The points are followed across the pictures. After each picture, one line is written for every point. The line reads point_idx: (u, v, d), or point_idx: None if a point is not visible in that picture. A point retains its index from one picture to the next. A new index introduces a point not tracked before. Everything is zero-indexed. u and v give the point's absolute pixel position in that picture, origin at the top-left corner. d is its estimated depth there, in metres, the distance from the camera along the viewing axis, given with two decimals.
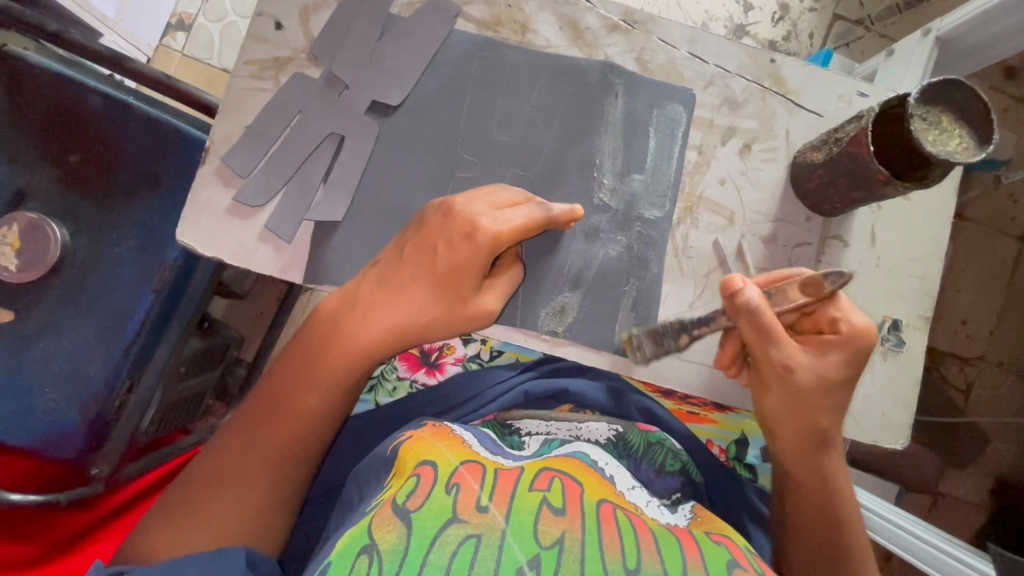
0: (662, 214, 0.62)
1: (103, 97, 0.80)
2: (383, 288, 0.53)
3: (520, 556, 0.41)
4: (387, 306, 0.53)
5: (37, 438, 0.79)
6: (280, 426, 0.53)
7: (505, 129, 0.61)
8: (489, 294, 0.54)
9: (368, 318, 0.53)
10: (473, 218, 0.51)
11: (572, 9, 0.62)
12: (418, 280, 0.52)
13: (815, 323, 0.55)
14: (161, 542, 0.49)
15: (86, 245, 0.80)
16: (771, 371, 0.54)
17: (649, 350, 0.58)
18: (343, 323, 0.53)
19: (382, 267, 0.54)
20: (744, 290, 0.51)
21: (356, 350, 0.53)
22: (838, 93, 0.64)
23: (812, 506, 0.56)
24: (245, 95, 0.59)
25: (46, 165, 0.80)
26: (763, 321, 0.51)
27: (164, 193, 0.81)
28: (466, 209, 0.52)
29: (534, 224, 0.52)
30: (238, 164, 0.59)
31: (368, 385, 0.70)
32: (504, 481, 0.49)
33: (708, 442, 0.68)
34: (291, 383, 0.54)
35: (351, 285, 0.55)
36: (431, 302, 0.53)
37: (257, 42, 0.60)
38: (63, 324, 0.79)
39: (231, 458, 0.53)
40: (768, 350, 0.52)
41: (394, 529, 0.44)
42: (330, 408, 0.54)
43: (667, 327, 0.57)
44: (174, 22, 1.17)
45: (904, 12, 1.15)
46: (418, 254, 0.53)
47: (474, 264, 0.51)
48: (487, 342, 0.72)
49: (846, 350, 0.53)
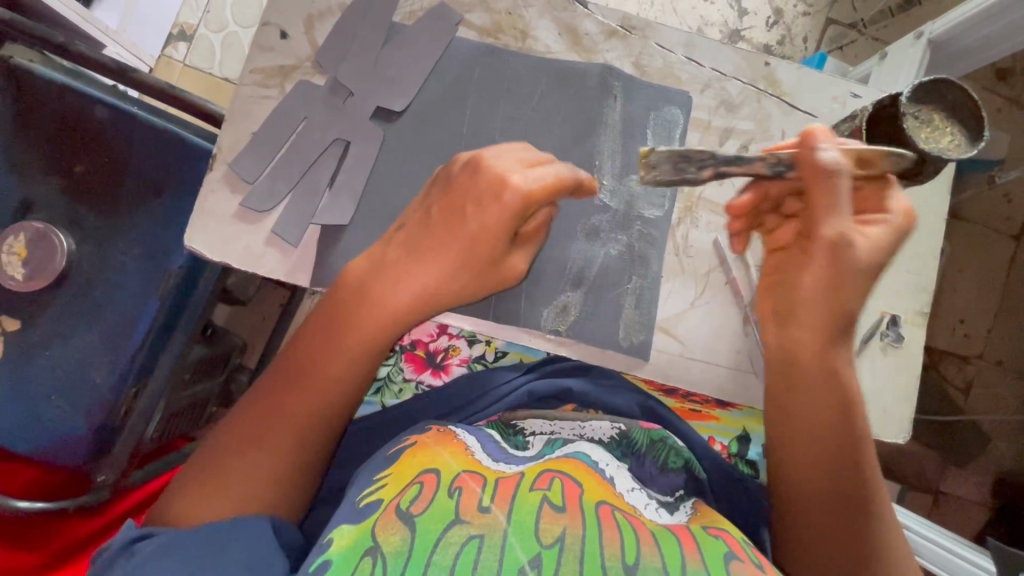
0: (661, 214, 0.63)
1: (108, 107, 0.81)
2: (410, 251, 0.53)
3: (522, 556, 0.41)
4: (414, 270, 0.53)
5: (43, 446, 0.79)
6: (307, 391, 0.53)
7: (507, 133, 0.62)
8: (517, 255, 0.55)
9: (397, 282, 0.53)
10: (503, 175, 0.50)
11: (571, 16, 0.63)
12: (447, 240, 0.52)
13: (860, 203, 0.54)
14: (185, 506, 0.50)
15: (92, 252, 0.80)
16: (822, 242, 0.51)
17: (665, 175, 0.51)
18: (373, 288, 0.53)
19: (409, 232, 0.54)
20: (826, 143, 0.49)
21: (389, 316, 0.53)
22: (832, 95, 0.65)
23: (813, 423, 0.53)
24: (251, 103, 0.60)
25: (53, 174, 0.81)
26: (830, 179, 0.49)
27: (169, 200, 0.82)
28: (494, 165, 0.51)
29: (561, 183, 0.50)
30: (244, 170, 0.60)
31: (374, 387, 0.71)
32: (506, 483, 0.49)
33: (710, 439, 0.68)
34: (321, 348, 0.54)
35: (378, 251, 0.55)
36: (457, 269, 0.53)
37: (263, 51, 0.61)
38: (69, 330, 0.80)
39: (257, 421, 0.53)
40: (833, 215, 0.50)
41: (398, 532, 0.44)
42: (355, 374, 0.54)
43: (697, 156, 0.50)
44: (176, 32, 1.18)
45: (897, 16, 1.16)
46: (444, 217, 0.52)
47: (502, 226, 0.51)
48: (492, 343, 0.72)
49: (888, 229, 0.51)
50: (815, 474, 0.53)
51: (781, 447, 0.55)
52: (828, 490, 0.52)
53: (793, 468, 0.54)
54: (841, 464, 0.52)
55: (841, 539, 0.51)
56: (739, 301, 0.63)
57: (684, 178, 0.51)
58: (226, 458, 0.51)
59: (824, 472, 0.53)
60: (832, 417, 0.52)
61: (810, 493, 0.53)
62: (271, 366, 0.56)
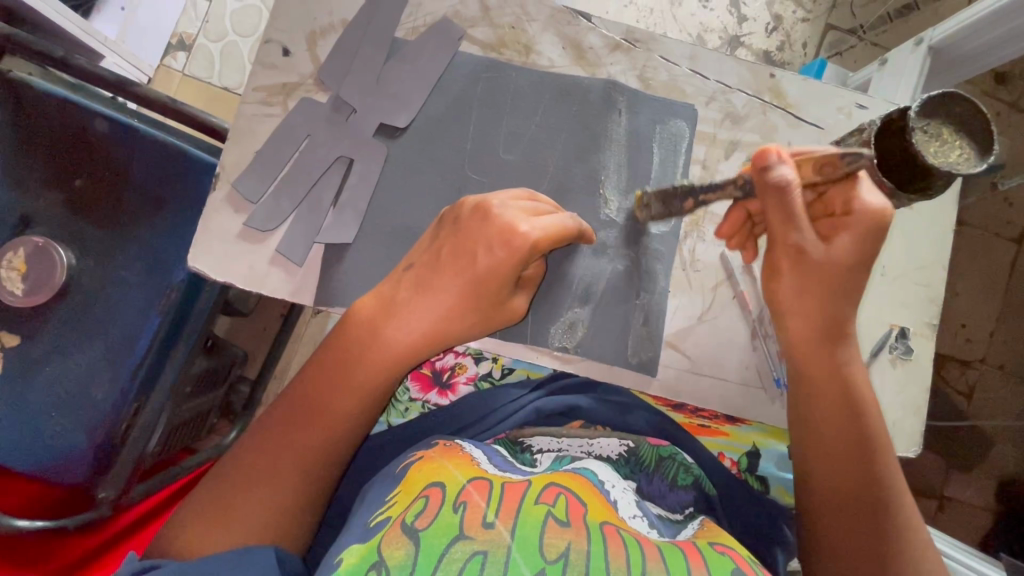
0: (668, 229, 0.62)
1: (108, 121, 0.80)
2: (419, 291, 0.54)
3: (526, 571, 0.41)
4: (424, 307, 0.54)
5: (45, 463, 0.78)
6: (316, 429, 0.54)
7: (511, 148, 0.61)
8: (518, 297, 0.56)
9: (407, 323, 0.54)
10: (512, 223, 0.52)
11: (575, 30, 0.63)
12: (457, 282, 0.53)
13: (828, 206, 0.55)
14: (186, 542, 0.50)
15: (92, 267, 0.80)
16: (785, 252, 0.55)
17: (656, 211, 0.59)
18: (385, 327, 0.54)
19: (418, 270, 0.55)
20: (778, 165, 0.50)
21: (396, 356, 0.54)
22: (837, 106, 0.65)
23: (831, 439, 0.55)
24: (254, 120, 0.60)
25: (52, 189, 0.80)
26: (785, 196, 0.51)
27: (169, 214, 0.81)
28: (503, 214, 0.53)
29: (565, 232, 0.54)
30: (248, 188, 0.59)
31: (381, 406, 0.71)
32: (510, 496, 0.49)
33: (720, 455, 0.68)
34: (334, 384, 0.54)
35: (387, 289, 0.56)
36: (465, 308, 0.54)
37: (265, 68, 0.60)
38: (69, 347, 0.79)
39: (263, 458, 0.53)
40: (790, 229, 0.53)
41: (402, 546, 0.44)
42: (364, 412, 0.55)
43: (677, 190, 0.57)
44: (174, 42, 1.18)
45: (895, 21, 1.17)
46: (454, 258, 0.54)
47: (510, 270, 0.53)
48: (498, 360, 0.71)
49: (853, 233, 0.53)
50: (835, 489, 0.54)
51: (799, 459, 0.57)
52: (849, 505, 0.53)
53: (814, 483, 0.56)
54: (861, 480, 0.54)
55: (863, 556, 0.52)
56: (747, 316, 0.62)
57: (672, 212, 0.59)
58: (233, 496, 0.52)
59: (845, 487, 0.54)
60: (851, 434, 0.55)
61: (846, 530, 0.53)
62: (276, 401, 0.57)
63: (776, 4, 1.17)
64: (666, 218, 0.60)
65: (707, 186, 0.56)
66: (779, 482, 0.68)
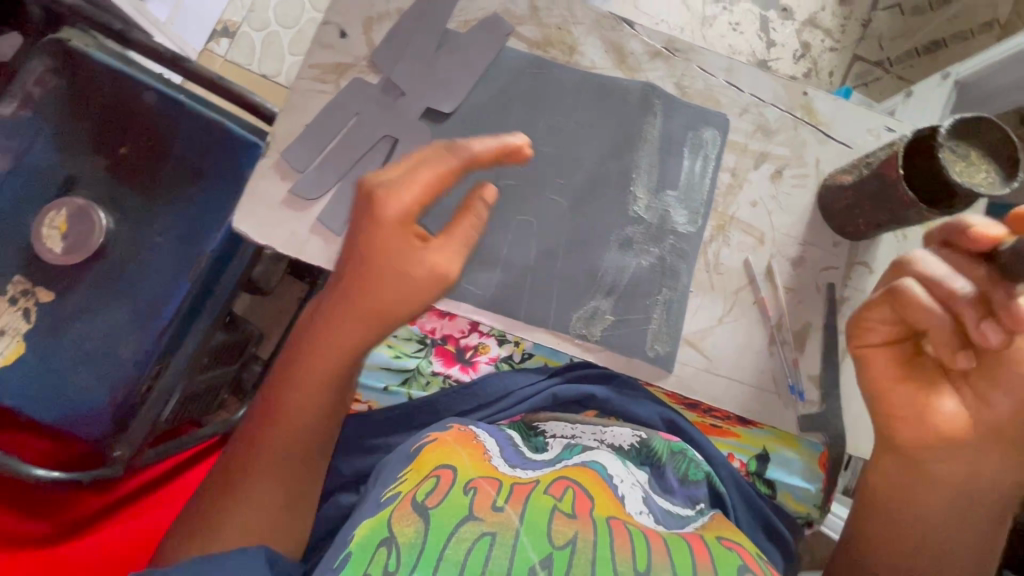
0: (695, 230, 0.64)
1: (159, 94, 0.84)
2: (346, 281, 0.55)
3: (534, 556, 0.42)
4: (351, 299, 0.55)
5: (68, 418, 0.80)
6: (279, 427, 0.58)
7: (549, 141, 0.64)
8: (439, 252, 0.54)
9: (339, 318, 0.56)
10: (369, 190, 0.54)
11: (618, 35, 0.66)
12: (372, 266, 0.54)
13: None
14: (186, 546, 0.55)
15: (129, 231, 0.83)
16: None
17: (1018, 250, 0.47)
18: (320, 324, 0.57)
19: (347, 260, 0.55)
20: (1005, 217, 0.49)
21: (335, 349, 0.56)
22: (867, 127, 0.67)
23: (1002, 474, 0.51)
24: (307, 96, 0.63)
25: (98, 154, 0.84)
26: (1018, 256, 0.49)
27: (208, 185, 0.84)
28: (372, 182, 0.55)
29: (450, 177, 0.53)
30: (296, 161, 0.62)
31: (401, 377, 0.69)
32: (519, 488, 0.50)
33: (728, 456, 0.67)
34: (287, 386, 0.58)
35: (325, 288, 0.58)
36: (386, 287, 0.54)
37: (322, 48, 0.64)
38: (100, 306, 0.82)
39: (236, 464, 0.58)
40: None
41: (412, 523, 0.45)
42: (320, 404, 0.58)
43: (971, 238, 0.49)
44: (219, 29, 1.22)
45: (922, 56, 1.19)
46: (358, 237, 0.54)
47: (392, 230, 0.53)
48: (520, 344, 0.70)
49: None
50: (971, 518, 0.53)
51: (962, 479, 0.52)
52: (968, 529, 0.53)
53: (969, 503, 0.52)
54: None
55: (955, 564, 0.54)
56: (766, 321, 0.63)
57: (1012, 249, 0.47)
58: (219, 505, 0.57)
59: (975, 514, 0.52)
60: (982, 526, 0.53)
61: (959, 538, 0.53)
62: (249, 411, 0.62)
63: (806, 31, 1.19)
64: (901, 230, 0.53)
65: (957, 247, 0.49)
66: (786, 487, 0.68)
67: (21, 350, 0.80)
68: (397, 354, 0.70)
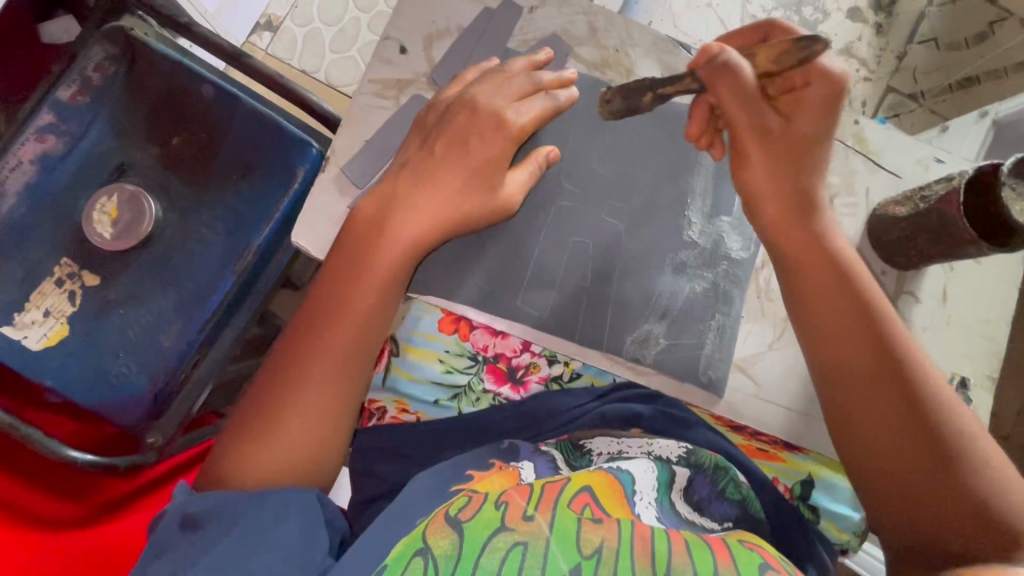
0: (747, 256, 0.65)
1: (215, 88, 0.85)
2: (422, 175, 0.59)
3: (564, 567, 0.43)
4: (425, 194, 0.58)
5: (108, 402, 0.81)
6: (332, 323, 0.56)
7: (605, 162, 0.65)
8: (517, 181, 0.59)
9: (409, 215, 0.57)
10: (499, 111, 0.59)
11: (674, 61, 0.67)
12: (451, 167, 0.58)
13: (789, 82, 0.57)
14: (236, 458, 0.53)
15: (177, 220, 0.84)
16: (750, 134, 0.57)
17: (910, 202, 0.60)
18: (388, 219, 0.58)
19: (415, 163, 0.59)
20: (721, 54, 0.55)
21: (404, 244, 0.58)
22: (917, 158, 0.68)
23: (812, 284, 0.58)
24: (367, 109, 0.64)
25: (150, 143, 0.85)
26: (734, 80, 0.55)
27: (254, 180, 0.85)
28: (489, 103, 0.59)
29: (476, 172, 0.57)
30: (357, 174, 0.63)
31: (452, 392, 0.70)
32: (549, 491, 0.49)
33: (774, 480, 0.68)
34: (346, 278, 0.57)
35: (384, 187, 0.59)
36: (467, 186, 0.58)
37: (383, 62, 0.65)
38: (144, 295, 0.83)
39: (281, 363, 0.56)
40: (748, 110, 0.56)
41: (447, 536, 0.46)
42: (377, 303, 0.57)
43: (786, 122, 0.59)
44: (263, 22, 1.23)
45: (956, 91, 1.20)
46: (450, 150, 0.59)
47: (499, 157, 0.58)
48: (570, 364, 0.72)
49: (814, 109, 0.56)
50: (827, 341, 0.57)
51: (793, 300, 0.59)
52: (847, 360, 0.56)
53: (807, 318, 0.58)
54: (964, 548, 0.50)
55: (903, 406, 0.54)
56: None
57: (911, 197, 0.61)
58: (272, 409, 0.55)
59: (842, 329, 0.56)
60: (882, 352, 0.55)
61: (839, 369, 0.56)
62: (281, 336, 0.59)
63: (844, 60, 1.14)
64: (625, 116, 0.63)
65: (666, 80, 0.59)
66: (831, 513, 0.69)
67: (64, 332, 0.81)
68: (448, 370, 0.71)
